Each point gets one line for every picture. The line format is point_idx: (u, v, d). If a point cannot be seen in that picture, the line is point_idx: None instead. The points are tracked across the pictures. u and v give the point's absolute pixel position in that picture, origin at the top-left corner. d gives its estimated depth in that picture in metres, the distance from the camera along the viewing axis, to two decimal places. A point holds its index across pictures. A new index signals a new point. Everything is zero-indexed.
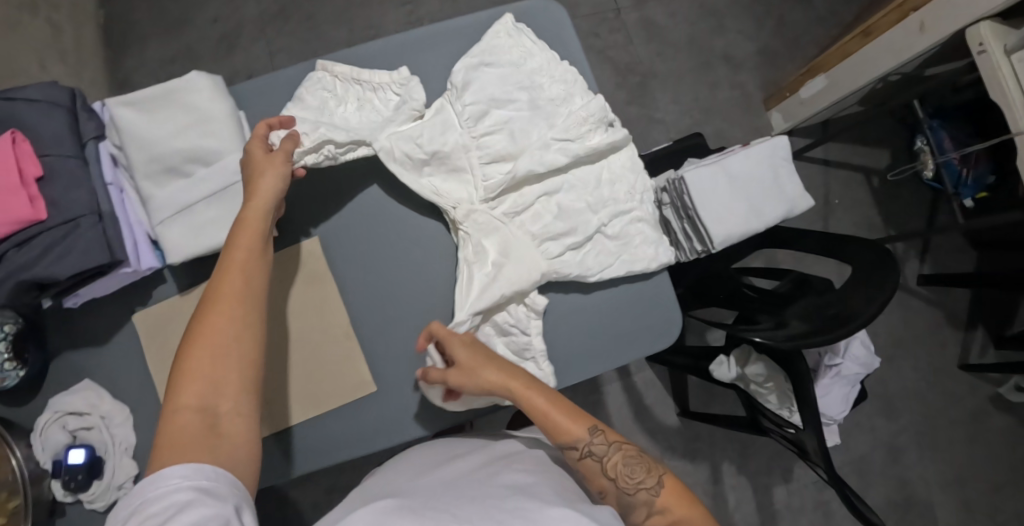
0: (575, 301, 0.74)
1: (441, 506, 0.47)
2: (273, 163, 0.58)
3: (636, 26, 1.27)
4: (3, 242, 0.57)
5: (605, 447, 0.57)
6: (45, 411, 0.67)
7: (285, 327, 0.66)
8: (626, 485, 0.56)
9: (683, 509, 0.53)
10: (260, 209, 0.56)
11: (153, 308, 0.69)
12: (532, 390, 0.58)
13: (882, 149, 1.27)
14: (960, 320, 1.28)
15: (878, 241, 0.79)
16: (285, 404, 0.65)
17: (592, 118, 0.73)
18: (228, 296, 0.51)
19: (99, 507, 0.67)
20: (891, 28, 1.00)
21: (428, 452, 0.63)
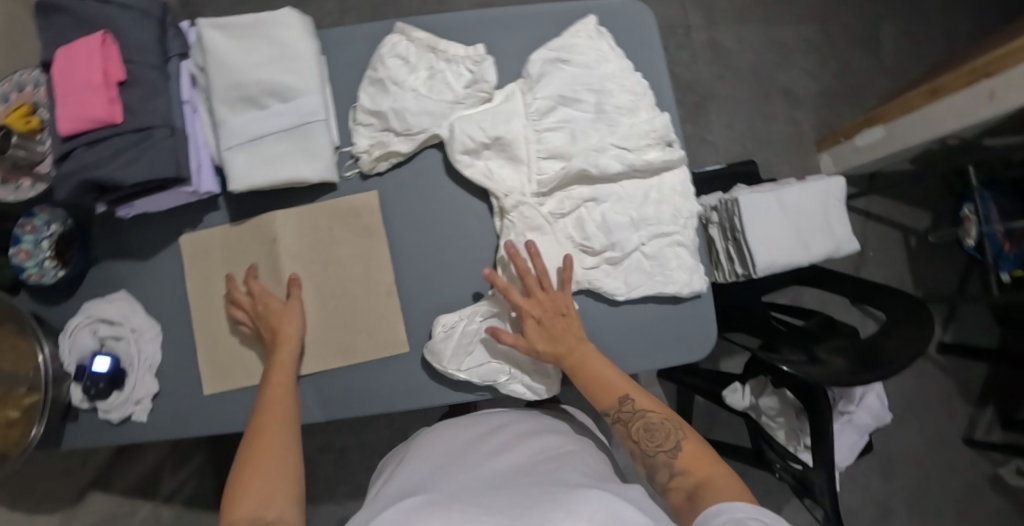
0: (600, 312, 0.69)
1: (466, 497, 0.48)
2: (290, 310, 0.63)
3: (703, 46, 1.28)
4: (77, 138, 0.59)
5: (630, 413, 0.60)
6: (78, 314, 0.68)
7: (332, 276, 0.67)
8: (647, 448, 0.59)
9: (702, 470, 0.55)
10: (289, 356, 0.62)
11: (202, 232, 0.68)
12: (581, 360, 0.61)
13: (924, 210, 1.27)
14: (972, 394, 1.28)
15: (908, 293, 0.80)
16: (320, 349, 0.66)
17: (652, 137, 0.70)
18: (270, 432, 0.55)
19: (113, 418, 0.68)
20: (957, 91, 0.97)
21: (451, 439, 0.63)
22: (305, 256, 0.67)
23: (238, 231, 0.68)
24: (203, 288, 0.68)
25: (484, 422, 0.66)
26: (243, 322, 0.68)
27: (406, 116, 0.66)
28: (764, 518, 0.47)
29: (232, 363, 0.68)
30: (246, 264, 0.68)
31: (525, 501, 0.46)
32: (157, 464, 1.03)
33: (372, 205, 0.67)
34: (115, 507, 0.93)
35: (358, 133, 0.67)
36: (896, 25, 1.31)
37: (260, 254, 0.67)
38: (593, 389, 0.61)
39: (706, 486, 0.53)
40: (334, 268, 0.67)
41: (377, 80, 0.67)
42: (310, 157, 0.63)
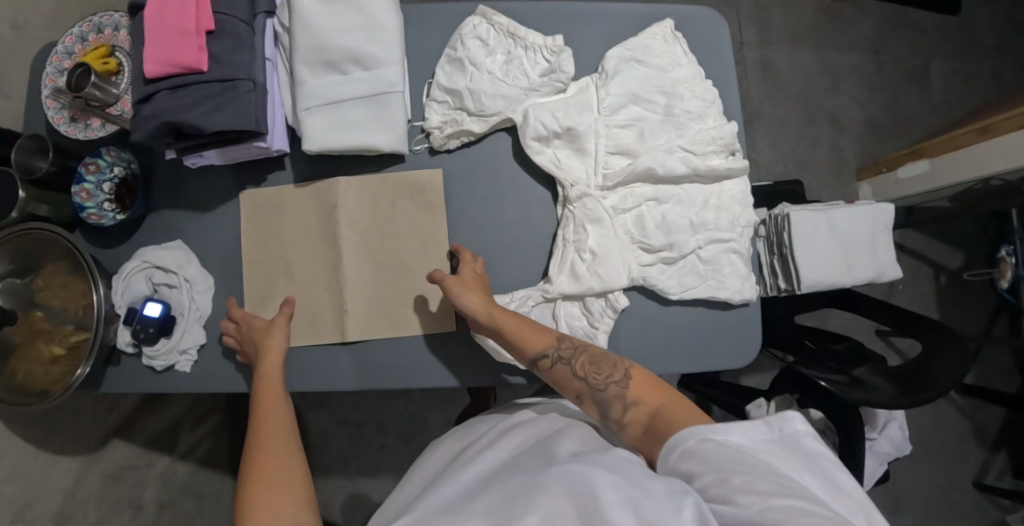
0: (650, 311, 0.69)
1: (454, 509, 0.46)
2: (277, 325, 0.64)
3: (755, 64, 1.29)
4: (161, 82, 0.59)
5: (569, 347, 0.58)
6: (133, 258, 0.68)
7: (386, 245, 0.67)
8: (596, 381, 0.54)
9: (656, 397, 0.51)
10: (276, 366, 0.60)
11: (265, 189, 0.69)
12: (504, 313, 0.59)
13: (957, 250, 1.28)
14: (986, 438, 1.28)
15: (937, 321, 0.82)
16: (370, 318, 0.67)
17: (719, 144, 0.70)
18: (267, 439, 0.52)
19: (157, 365, 0.68)
20: (1009, 133, 0.96)
21: (442, 454, 0.65)
22: (363, 224, 0.67)
23: (301, 193, 0.68)
24: (261, 248, 0.69)
25: (474, 437, 0.65)
26: (293, 285, 0.68)
27: (481, 97, 0.66)
28: (714, 436, 0.44)
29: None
30: (305, 228, 0.68)
31: (504, 504, 0.43)
32: (179, 419, 1.04)
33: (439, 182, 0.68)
34: (136, 456, 0.93)
35: (430, 108, 0.68)
36: (949, 63, 1.31)
37: (320, 218, 0.68)
38: (526, 332, 0.58)
39: (661, 409, 0.49)
40: (389, 239, 0.67)
41: (455, 59, 0.67)
42: (385, 127, 0.63)
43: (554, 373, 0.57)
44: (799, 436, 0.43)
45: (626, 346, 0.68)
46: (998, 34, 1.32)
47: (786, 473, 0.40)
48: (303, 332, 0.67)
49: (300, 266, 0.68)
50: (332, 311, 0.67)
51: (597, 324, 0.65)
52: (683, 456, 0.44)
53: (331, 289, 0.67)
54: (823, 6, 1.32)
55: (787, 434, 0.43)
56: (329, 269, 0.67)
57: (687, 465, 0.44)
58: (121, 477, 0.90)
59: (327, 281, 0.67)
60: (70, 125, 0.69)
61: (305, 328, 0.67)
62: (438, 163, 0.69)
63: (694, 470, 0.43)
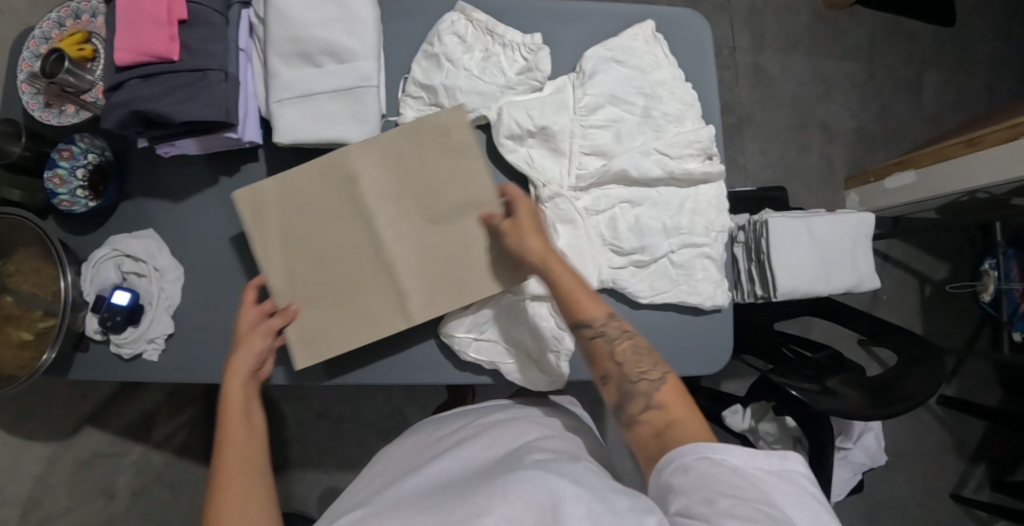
0: (619, 313, 0.69)
1: (404, 507, 0.45)
2: (248, 339, 0.60)
3: (746, 69, 1.29)
4: (130, 71, 0.58)
5: (619, 328, 0.55)
6: (104, 246, 0.68)
7: (444, 209, 0.64)
8: (631, 372, 0.52)
9: (680, 410, 0.49)
10: (245, 368, 0.57)
11: (264, 184, 0.64)
12: (560, 262, 0.58)
13: (943, 261, 1.28)
14: (966, 451, 1.28)
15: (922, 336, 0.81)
16: (431, 296, 0.64)
17: (692, 148, 0.69)
18: (233, 454, 0.50)
19: (124, 354, 0.68)
20: (997, 145, 0.95)
21: (410, 447, 0.64)
22: (390, 202, 0.64)
23: (314, 174, 0.64)
24: (279, 245, 0.64)
25: (438, 436, 0.64)
26: (333, 278, 0.65)
27: (456, 94, 0.66)
28: (713, 455, 0.43)
29: (322, 331, 0.64)
30: (330, 208, 0.64)
31: (462, 502, 0.42)
32: (154, 409, 1.04)
33: (464, 129, 0.63)
34: (110, 444, 0.93)
35: (406, 104, 0.68)
36: (942, 74, 1.31)
37: (344, 197, 0.64)
38: (578, 294, 0.56)
39: (682, 423, 0.48)
40: (421, 207, 0.65)
41: (432, 54, 0.67)
42: (358, 122, 0.63)
43: (591, 345, 0.55)
44: (790, 475, 0.43)
45: None
46: (992, 46, 1.31)
47: (775, 503, 0.40)
48: (357, 324, 0.64)
49: (342, 258, 0.65)
50: (383, 297, 0.65)
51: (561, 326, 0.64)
52: (676, 472, 0.44)
53: (380, 276, 0.65)
54: (818, 12, 1.31)
55: (786, 472, 0.43)
56: (371, 255, 0.65)
57: (679, 480, 0.43)
58: (94, 465, 0.90)
59: (373, 267, 0.65)
60: (44, 111, 0.68)
61: (360, 318, 0.64)
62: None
63: (685, 485, 0.42)
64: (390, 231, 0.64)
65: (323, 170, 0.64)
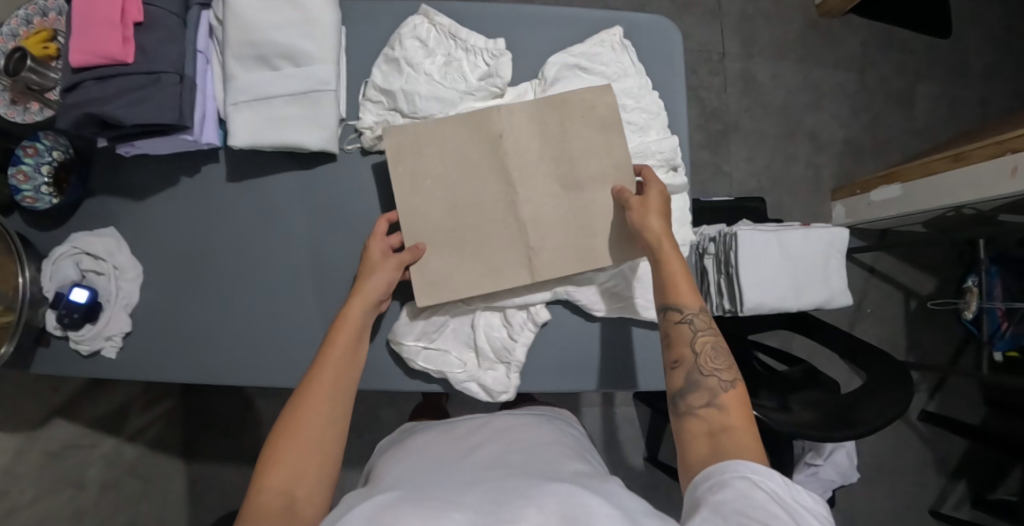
0: (574, 325, 0.69)
1: (441, 494, 0.48)
2: (385, 266, 0.63)
3: (735, 76, 1.26)
4: (85, 72, 0.58)
5: (705, 324, 0.56)
6: (64, 244, 0.68)
7: (573, 173, 0.66)
8: (704, 365, 0.55)
9: (740, 419, 0.51)
10: (359, 312, 0.60)
11: (409, 126, 0.65)
12: (672, 247, 0.60)
13: (930, 276, 1.26)
14: (947, 468, 1.27)
15: (896, 359, 0.78)
16: (558, 256, 0.65)
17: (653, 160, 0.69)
18: (322, 391, 0.55)
19: (83, 350, 0.68)
20: (982, 162, 0.93)
21: (435, 435, 0.67)
22: (530, 159, 0.66)
23: (456, 125, 0.65)
24: (412, 187, 0.65)
25: (456, 428, 0.67)
26: (462, 226, 0.66)
27: (415, 99, 0.66)
28: (754, 476, 0.44)
29: (446, 275, 0.65)
30: (470, 158, 0.66)
31: (503, 496, 0.46)
32: (127, 402, 1.04)
33: (605, 98, 0.66)
34: (80, 436, 0.94)
35: (365, 108, 0.67)
36: (935, 86, 1.29)
37: (484, 150, 0.65)
38: (680, 282, 0.58)
39: (739, 430, 0.50)
40: (558, 169, 0.66)
41: (392, 59, 0.67)
42: (313, 126, 0.63)
43: (672, 329, 0.57)
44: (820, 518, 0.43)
45: (547, 360, 0.69)
46: (987, 59, 1.29)
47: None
48: (485, 275, 0.65)
49: (469, 214, 0.66)
50: (512, 252, 0.66)
51: (516, 337, 0.65)
52: (713, 487, 0.45)
53: (510, 229, 0.66)
54: (810, 19, 1.29)
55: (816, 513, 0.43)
56: (504, 207, 0.66)
57: (713, 494, 0.44)
58: (64, 456, 0.90)
59: (502, 219, 0.66)
60: (7, 108, 0.67)
61: (484, 269, 0.65)
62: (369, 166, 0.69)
63: (721, 502, 0.43)
64: (523, 188, 0.66)
65: (465, 121, 0.65)
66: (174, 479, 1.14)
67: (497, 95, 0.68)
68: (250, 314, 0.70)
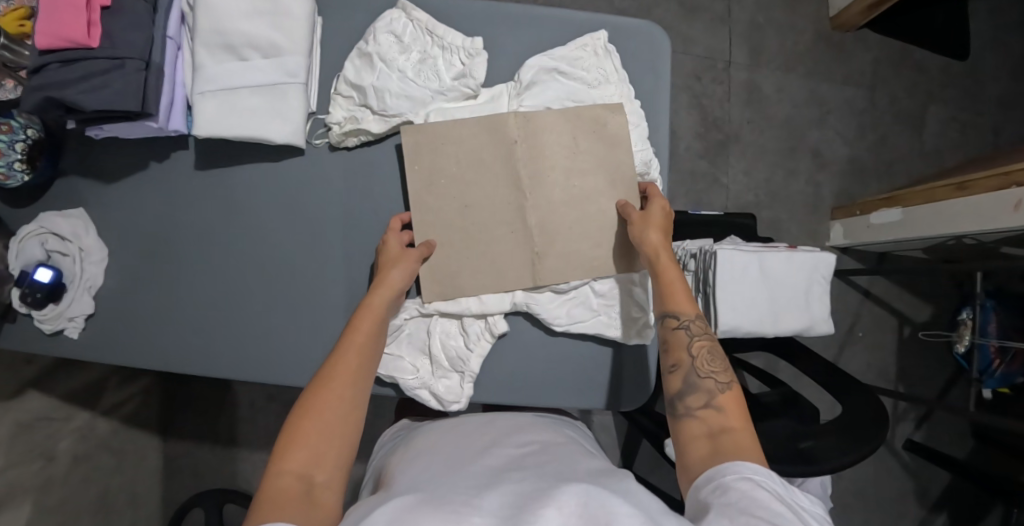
0: (533, 337, 0.69)
1: (461, 496, 0.47)
2: (405, 258, 0.63)
3: (740, 86, 1.22)
4: (50, 54, 0.58)
5: (700, 329, 0.58)
6: (31, 223, 0.68)
7: (588, 183, 0.67)
8: (700, 368, 0.56)
9: (737, 419, 0.52)
10: (384, 298, 0.60)
11: (433, 125, 0.65)
12: (670, 259, 0.62)
13: (926, 304, 1.24)
14: (928, 499, 1.26)
15: (876, 396, 0.74)
16: (564, 262, 0.67)
17: (626, 175, 0.68)
18: (339, 374, 0.54)
19: (44, 329, 0.68)
20: (986, 193, 0.89)
21: (441, 430, 0.66)
22: (544, 166, 0.66)
23: (480, 124, 0.66)
24: (427, 185, 0.66)
25: (465, 424, 0.66)
26: (469, 227, 0.66)
27: (386, 97, 0.65)
28: (754, 476, 0.44)
29: (454, 271, 0.66)
30: (486, 159, 0.66)
31: (525, 501, 0.44)
32: (105, 377, 1.08)
33: (617, 118, 0.67)
34: (51, 409, 0.96)
35: (335, 103, 0.66)
36: (946, 109, 1.25)
37: (499, 154, 0.66)
38: (677, 292, 0.60)
39: (740, 429, 0.51)
40: (568, 180, 0.67)
41: (366, 53, 0.65)
42: (280, 120, 0.63)
43: (669, 334, 0.58)
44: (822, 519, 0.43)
45: (505, 371, 0.69)
46: (1003, 86, 1.26)
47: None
48: (490, 277, 0.66)
49: (490, 214, 0.66)
50: (516, 256, 0.66)
51: (471, 347, 0.66)
52: (717, 489, 0.45)
53: (516, 232, 0.66)
54: (823, 32, 1.24)
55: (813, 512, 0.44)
56: (518, 209, 0.66)
57: (718, 498, 0.44)
58: (35, 427, 0.92)
59: (510, 221, 0.66)
60: None
61: (491, 270, 0.66)
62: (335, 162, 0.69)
63: (727, 503, 0.43)
64: (532, 194, 0.66)
65: (482, 124, 0.66)
66: (149, 454, 1.19)
67: (470, 96, 0.67)
68: (211, 302, 0.70)
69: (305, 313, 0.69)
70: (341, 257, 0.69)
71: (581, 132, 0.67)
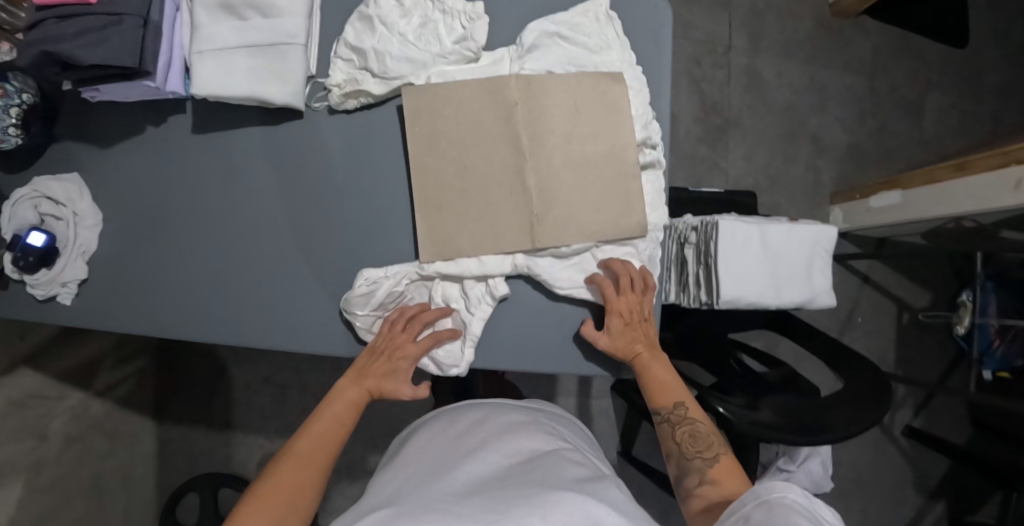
0: (535, 302, 0.69)
1: (435, 504, 0.51)
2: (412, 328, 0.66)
3: (740, 70, 1.22)
4: (48, 10, 0.58)
5: (681, 417, 0.66)
6: (26, 187, 0.67)
7: (586, 147, 0.67)
8: (687, 451, 0.64)
9: (730, 484, 0.59)
10: (400, 371, 0.65)
11: (432, 87, 0.65)
12: (645, 366, 0.68)
13: (925, 290, 1.24)
14: (926, 485, 1.27)
15: (877, 370, 0.74)
16: (564, 227, 0.66)
17: (628, 138, 0.67)
18: (318, 441, 0.60)
19: (37, 294, 0.67)
20: (986, 172, 0.89)
21: (441, 430, 0.68)
22: (543, 129, 0.66)
23: (478, 87, 0.66)
24: (428, 146, 0.66)
25: (456, 422, 0.69)
26: (468, 189, 0.66)
27: (386, 59, 0.64)
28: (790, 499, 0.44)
29: (451, 235, 0.65)
30: (483, 123, 0.66)
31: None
32: (98, 357, 1.07)
33: (618, 86, 0.67)
34: (45, 386, 0.95)
35: (335, 65, 0.66)
36: (945, 97, 1.25)
37: (499, 116, 0.65)
38: (652, 391, 0.68)
39: (732, 498, 0.57)
40: (567, 144, 0.67)
41: (366, 16, 0.65)
42: (278, 80, 0.62)
43: (658, 429, 0.68)
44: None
45: (505, 337, 0.69)
46: (1002, 74, 1.26)
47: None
48: (488, 238, 0.65)
49: (488, 179, 0.66)
50: (515, 218, 0.65)
51: (473, 310, 0.66)
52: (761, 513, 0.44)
53: (516, 194, 0.65)
54: (822, 18, 1.24)
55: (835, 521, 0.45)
56: (512, 172, 0.66)
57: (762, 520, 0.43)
58: (28, 405, 0.91)
59: (509, 184, 0.66)
60: None
61: (488, 231, 0.65)
62: (335, 127, 0.68)
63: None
64: (532, 156, 0.66)
65: (482, 86, 0.66)
66: (142, 437, 1.17)
67: (470, 60, 0.67)
68: (208, 267, 0.68)
69: (305, 275, 0.68)
70: (340, 222, 0.68)
71: (582, 97, 0.67)
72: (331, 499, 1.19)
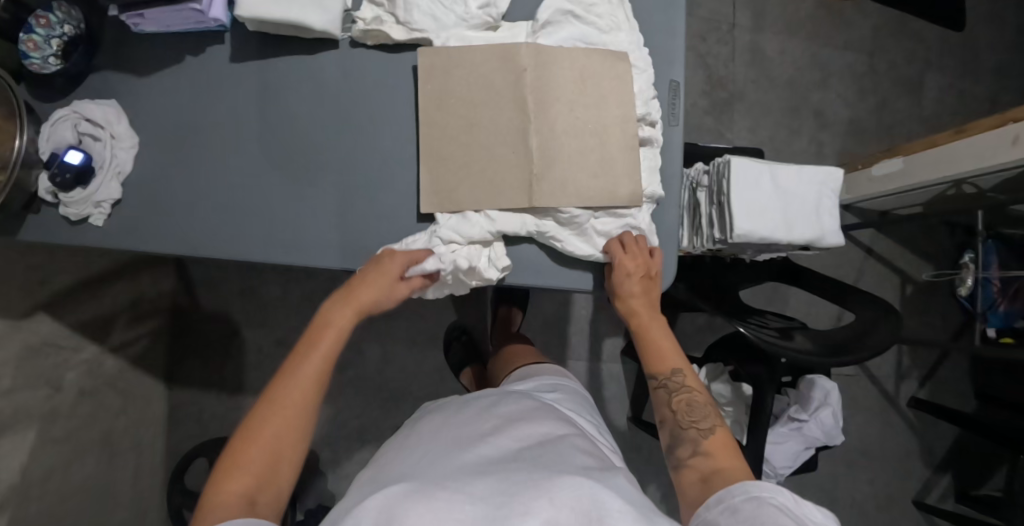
0: (536, 252, 0.72)
1: (451, 481, 0.48)
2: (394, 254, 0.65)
3: (744, 47, 1.27)
4: None
5: (678, 384, 0.64)
6: (65, 109, 0.69)
7: (603, 87, 0.70)
8: (681, 421, 0.62)
9: (726, 458, 0.56)
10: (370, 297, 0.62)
11: (445, 48, 0.68)
12: (646, 323, 0.69)
13: (926, 262, 1.28)
14: (933, 458, 1.27)
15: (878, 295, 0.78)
16: (558, 189, 0.68)
17: (627, 94, 0.71)
18: (292, 398, 0.54)
19: (70, 215, 0.68)
20: (984, 131, 0.92)
21: (447, 418, 0.66)
22: (548, 94, 0.68)
23: (488, 52, 0.68)
24: (437, 104, 0.68)
25: (462, 413, 0.65)
26: (473, 141, 0.68)
27: (413, 10, 0.68)
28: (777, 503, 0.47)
29: (453, 188, 0.68)
30: (492, 85, 0.68)
31: (500, 504, 0.44)
32: (113, 313, 1.07)
33: (620, 65, 0.71)
34: (61, 336, 0.94)
35: (365, 8, 0.69)
36: (942, 77, 1.30)
37: (508, 81, 0.68)
38: (650, 355, 0.68)
39: (724, 472, 0.55)
40: (571, 112, 0.69)
41: None
42: (320, 8, 0.66)
43: (653, 394, 0.66)
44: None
45: (526, 259, 0.71)
46: (998, 57, 1.32)
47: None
48: (487, 193, 0.67)
49: (490, 135, 0.68)
50: (514, 176, 0.67)
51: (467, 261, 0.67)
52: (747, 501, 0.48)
53: (516, 152, 0.67)
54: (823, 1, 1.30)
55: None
56: (513, 132, 0.68)
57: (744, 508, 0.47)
58: (44, 351, 0.90)
59: (511, 142, 0.68)
60: None
61: (486, 183, 0.67)
62: (348, 88, 0.71)
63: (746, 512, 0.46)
64: (536, 120, 0.68)
65: (495, 51, 0.68)
66: (151, 399, 1.16)
67: (490, 26, 0.70)
68: (234, 193, 0.71)
69: (332, 203, 0.71)
70: (361, 159, 0.71)
71: (590, 68, 0.70)
72: (340, 464, 1.18)
